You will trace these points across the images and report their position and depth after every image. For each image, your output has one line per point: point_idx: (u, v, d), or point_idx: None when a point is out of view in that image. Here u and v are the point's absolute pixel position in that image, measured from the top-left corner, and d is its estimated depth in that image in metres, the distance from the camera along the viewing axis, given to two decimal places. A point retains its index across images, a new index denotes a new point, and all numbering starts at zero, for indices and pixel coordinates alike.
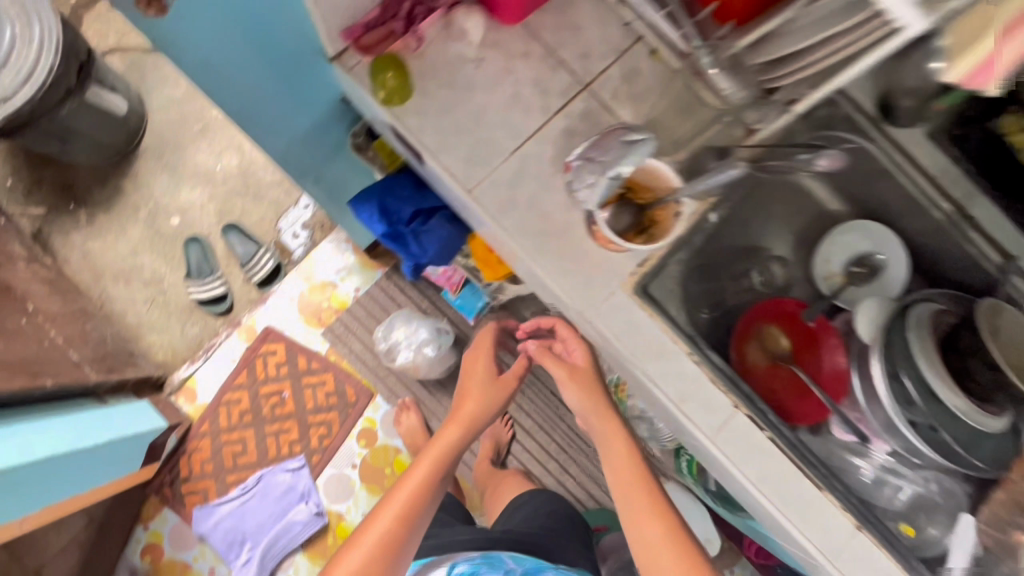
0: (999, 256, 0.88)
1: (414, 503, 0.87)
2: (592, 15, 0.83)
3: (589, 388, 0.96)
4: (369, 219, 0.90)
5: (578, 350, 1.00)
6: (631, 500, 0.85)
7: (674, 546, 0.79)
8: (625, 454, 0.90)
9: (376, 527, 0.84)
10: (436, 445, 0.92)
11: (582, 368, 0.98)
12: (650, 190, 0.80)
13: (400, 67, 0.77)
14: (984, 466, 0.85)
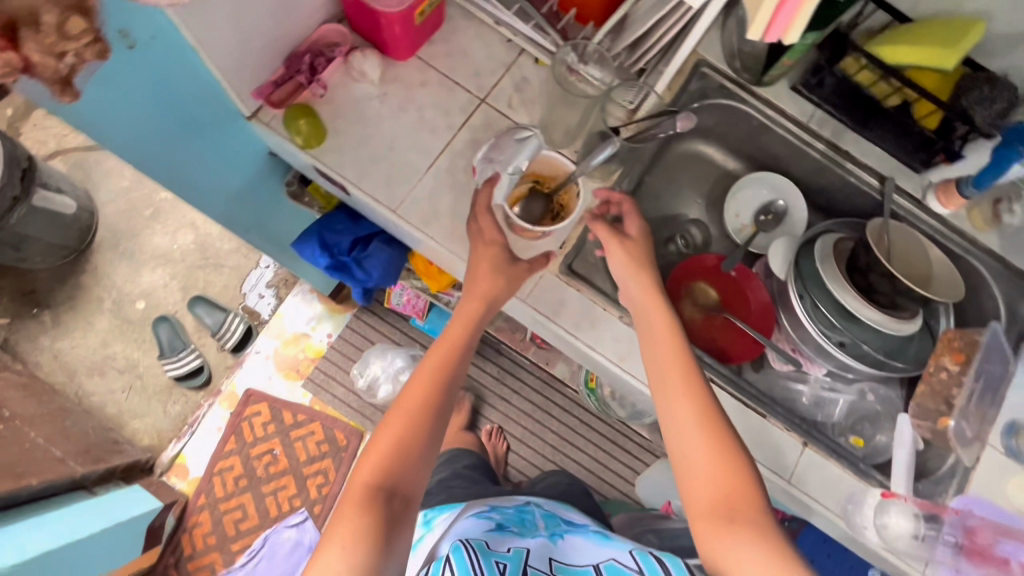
0: (876, 179, 0.99)
1: (435, 390, 0.78)
2: (476, 39, 0.94)
3: (640, 261, 0.82)
4: (313, 256, 0.97)
5: (632, 219, 0.85)
6: (665, 363, 0.76)
7: (699, 417, 0.72)
8: (662, 322, 0.78)
9: (401, 417, 0.74)
10: (475, 289, 0.81)
11: (635, 239, 0.84)
12: (551, 179, 0.89)
13: (310, 113, 0.85)
14: (908, 367, 0.93)
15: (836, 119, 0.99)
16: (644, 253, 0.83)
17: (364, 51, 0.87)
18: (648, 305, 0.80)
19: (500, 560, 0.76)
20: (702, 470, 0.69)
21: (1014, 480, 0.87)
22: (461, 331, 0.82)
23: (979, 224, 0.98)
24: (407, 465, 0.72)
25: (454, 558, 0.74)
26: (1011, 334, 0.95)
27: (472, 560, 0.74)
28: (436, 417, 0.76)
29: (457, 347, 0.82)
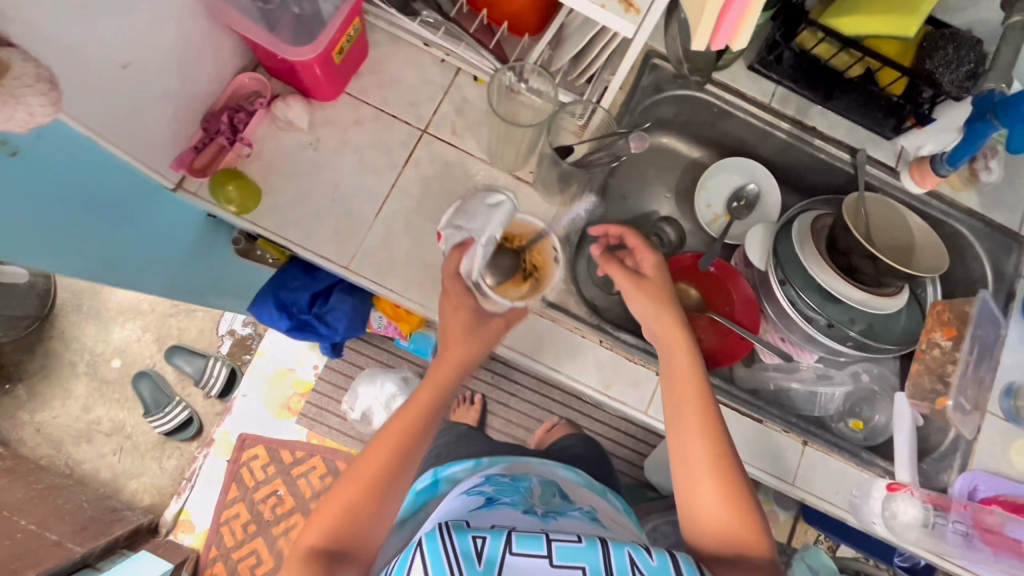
0: (847, 153, 0.94)
1: (411, 444, 0.74)
2: (408, 64, 0.87)
3: (664, 300, 0.80)
4: (272, 318, 0.92)
5: (647, 257, 0.83)
6: (682, 409, 0.73)
7: (713, 467, 0.69)
8: (687, 359, 0.76)
9: (357, 485, 0.71)
10: (448, 351, 0.77)
11: (652, 280, 0.81)
12: (524, 234, 0.78)
13: (239, 175, 0.78)
14: (898, 346, 0.90)
15: (798, 95, 0.94)
16: (668, 294, 0.80)
17: (287, 98, 0.80)
18: (671, 342, 0.77)
19: (479, 535, 0.57)
20: (705, 512, 0.67)
21: (1016, 446, 0.86)
22: (426, 398, 0.77)
23: (956, 184, 0.94)
24: (360, 528, 0.69)
25: (425, 543, 0.56)
26: (999, 295, 0.93)
27: (449, 550, 0.56)
28: (396, 485, 0.72)
29: (421, 415, 0.76)
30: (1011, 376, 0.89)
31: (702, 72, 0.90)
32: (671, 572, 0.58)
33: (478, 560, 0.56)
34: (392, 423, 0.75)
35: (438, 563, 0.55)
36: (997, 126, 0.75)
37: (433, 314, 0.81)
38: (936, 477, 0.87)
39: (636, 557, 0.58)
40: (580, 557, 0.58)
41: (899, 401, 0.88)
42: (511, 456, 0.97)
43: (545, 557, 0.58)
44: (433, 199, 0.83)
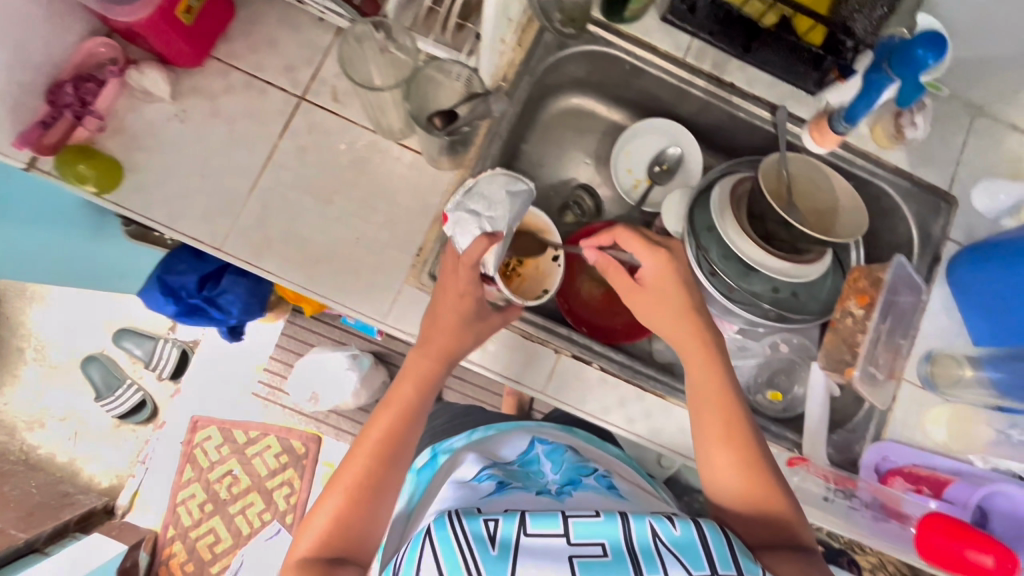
0: (767, 110, 0.88)
1: (399, 436, 0.69)
2: (282, 24, 0.80)
3: (676, 311, 0.73)
4: (159, 303, 0.88)
5: (649, 264, 0.75)
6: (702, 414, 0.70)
7: (742, 468, 0.66)
8: (700, 353, 0.72)
9: (348, 489, 0.65)
10: (433, 343, 0.72)
11: (653, 287, 0.75)
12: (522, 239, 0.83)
13: (94, 154, 0.72)
14: (816, 316, 0.87)
15: (715, 48, 0.88)
16: (673, 297, 0.74)
17: (142, 65, 0.74)
18: (687, 356, 0.73)
19: (490, 518, 0.55)
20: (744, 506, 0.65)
21: (932, 415, 0.83)
22: (409, 391, 0.72)
23: (883, 142, 0.89)
24: (354, 536, 0.64)
25: (433, 530, 0.54)
26: (924, 260, 0.89)
27: (459, 535, 0.54)
28: (390, 487, 0.67)
29: (406, 411, 0.71)
30: (929, 344, 0.86)
31: (576, 22, 0.84)
32: (697, 541, 0.53)
33: (491, 543, 0.54)
34: (377, 419, 0.70)
35: (451, 556, 0.53)
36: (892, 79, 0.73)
37: (314, 295, 0.76)
38: (848, 450, 0.83)
39: (658, 527, 0.55)
40: (600, 533, 0.55)
41: (814, 373, 0.85)
42: (524, 424, 0.96)
43: (562, 535, 0.54)
44: (313, 173, 0.78)
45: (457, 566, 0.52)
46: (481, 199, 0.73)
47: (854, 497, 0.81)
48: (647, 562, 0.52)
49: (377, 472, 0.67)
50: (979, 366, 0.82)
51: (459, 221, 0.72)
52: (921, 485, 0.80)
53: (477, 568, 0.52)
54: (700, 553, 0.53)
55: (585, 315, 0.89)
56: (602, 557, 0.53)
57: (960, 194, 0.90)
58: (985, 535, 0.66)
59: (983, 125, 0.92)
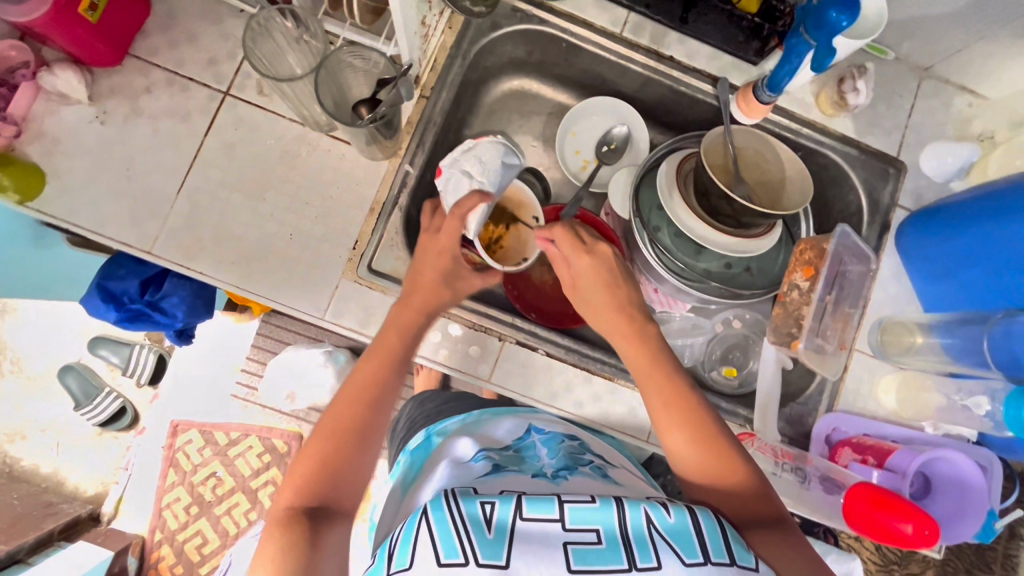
0: (709, 83, 0.86)
1: (382, 380, 0.66)
2: (203, 19, 0.78)
3: (614, 304, 0.73)
4: (100, 309, 0.86)
5: (581, 262, 0.74)
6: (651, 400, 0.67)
7: (700, 448, 0.63)
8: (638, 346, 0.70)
9: (335, 438, 0.61)
10: (416, 296, 0.71)
11: (585, 286, 0.74)
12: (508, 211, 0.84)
13: (13, 162, 0.71)
14: (766, 289, 0.86)
15: (652, 21, 0.86)
16: (604, 295, 0.73)
17: (54, 66, 0.72)
18: (627, 350, 0.71)
19: (487, 500, 0.50)
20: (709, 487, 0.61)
21: (883, 384, 0.83)
22: (395, 340, 0.69)
23: (827, 110, 0.88)
24: (340, 486, 0.59)
25: (429, 510, 0.49)
26: (873, 228, 0.87)
27: (455, 517, 0.48)
28: (376, 434, 0.63)
29: (394, 358, 0.68)
30: (880, 311, 0.85)
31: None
32: (692, 530, 0.50)
33: (487, 527, 0.48)
34: (360, 366, 0.67)
35: (447, 538, 0.47)
36: (811, 43, 0.67)
37: (250, 295, 0.75)
38: (802, 422, 0.83)
39: (652, 514, 0.51)
40: (594, 519, 0.50)
41: (764, 348, 0.84)
42: (514, 409, 0.83)
43: (558, 521, 0.49)
44: (242, 169, 0.76)
45: (452, 550, 0.46)
46: (478, 162, 0.77)
47: (808, 475, 0.80)
48: (640, 550, 0.48)
49: (363, 419, 0.63)
50: (928, 332, 0.81)
51: (451, 179, 0.75)
52: (866, 455, 0.77)
53: (474, 553, 0.46)
54: (694, 540, 0.49)
55: (535, 300, 0.89)
56: (596, 545, 0.48)
57: (909, 159, 0.89)
58: (910, 505, 0.66)
59: (930, 88, 0.90)
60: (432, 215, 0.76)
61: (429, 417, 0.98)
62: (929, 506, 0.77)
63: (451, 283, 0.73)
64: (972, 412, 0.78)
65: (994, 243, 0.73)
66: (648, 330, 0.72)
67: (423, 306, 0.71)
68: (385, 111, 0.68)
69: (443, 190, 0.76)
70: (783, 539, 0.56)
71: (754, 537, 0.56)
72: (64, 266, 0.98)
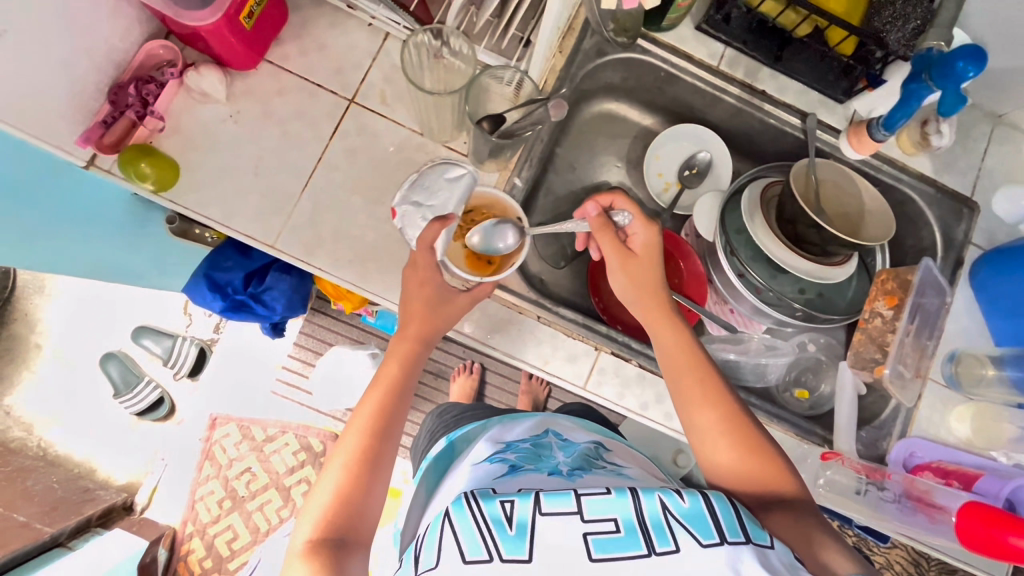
0: (798, 117, 0.91)
1: (387, 406, 0.69)
2: (333, 30, 0.82)
3: (648, 284, 0.74)
4: (206, 298, 0.90)
5: (640, 231, 0.75)
6: (677, 379, 0.69)
7: (725, 428, 0.65)
8: (670, 334, 0.72)
9: (348, 467, 0.63)
10: (409, 326, 0.73)
11: (643, 255, 0.75)
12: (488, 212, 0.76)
13: (155, 154, 0.75)
14: (844, 316, 0.90)
15: (748, 57, 0.91)
16: (654, 269, 0.74)
17: (200, 66, 0.76)
18: (660, 332, 0.73)
19: (506, 499, 0.53)
20: (721, 459, 0.64)
21: (956, 413, 0.87)
22: (394, 372, 0.71)
23: (908, 149, 0.92)
24: (355, 516, 0.61)
25: (451, 512, 0.52)
26: (947, 262, 0.92)
27: (477, 518, 0.52)
28: (383, 462, 0.65)
29: (394, 389, 0.70)
30: (953, 344, 0.89)
31: (629, 32, 0.85)
32: (705, 512, 0.52)
33: (509, 525, 0.51)
34: (365, 399, 0.69)
35: (470, 536, 0.51)
36: (933, 88, 0.74)
37: (363, 292, 0.79)
38: (876, 445, 0.87)
39: (666, 500, 0.53)
40: (610, 508, 0.52)
41: (842, 372, 0.88)
42: (533, 414, 0.91)
43: (576, 512, 0.52)
44: (363, 174, 0.81)
45: (476, 547, 0.50)
46: (424, 191, 0.77)
47: (886, 488, 0.83)
48: (658, 535, 0.50)
49: (371, 445, 0.65)
50: (1000, 364, 0.85)
51: (404, 216, 0.77)
52: (951, 479, 0.80)
53: (497, 550, 0.50)
54: (708, 522, 0.51)
55: (618, 313, 0.92)
56: (616, 534, 0.51)
57: (981, 200, 0.93)
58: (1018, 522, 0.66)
59: (1003, 133, 0.95)
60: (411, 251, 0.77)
61: (452, 426, 1.01)
62: None
63: (437, 308, 0.73)
64: None
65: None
66: (672, 307, 0.74)
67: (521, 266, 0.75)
68: (513, 128, 0.77)
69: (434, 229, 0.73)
70: (802, 519, 0.57)
71: (770, 517, 0.58)
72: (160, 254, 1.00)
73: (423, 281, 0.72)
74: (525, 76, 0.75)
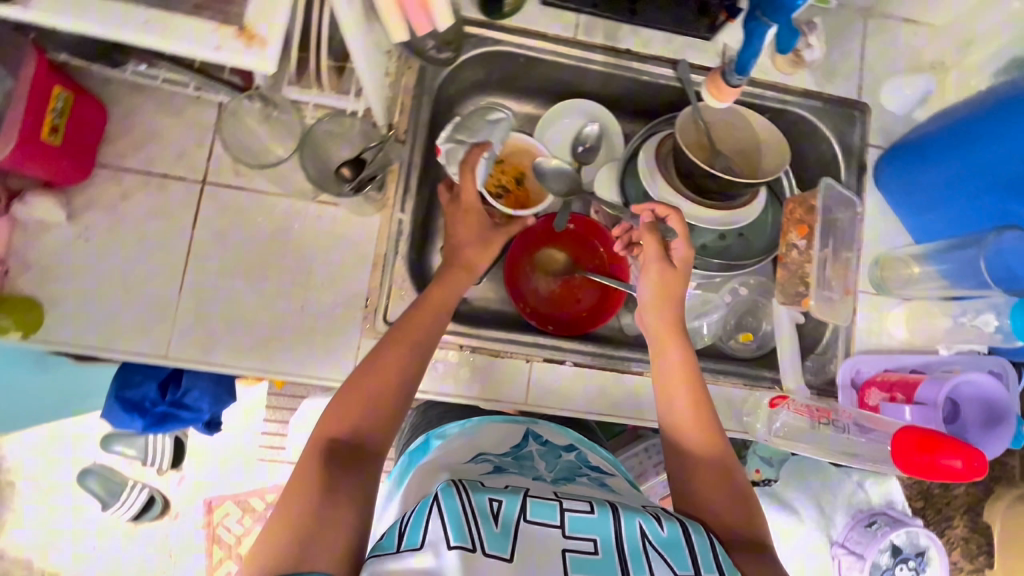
0: (669, 67, 0.88)
1: (429, 328, 0.70)
2: (162, 112, 0.76)
3: (663, 294, 0.74)
4: (125, 420, 0.86)
5: (681, 247, 0.75)
6: (671, 390, 0.70)
7: (709, 459, 0.65)
8: (680, 356, 0.71)
9: (392, 380, 0.64)
10: (457, 255, 0.76)
11: (680, 267, 0.75)
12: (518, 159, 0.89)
13: (7, 300, 0.69)
14: (763, 254, 0.91)
15: (603, 19, 0.87)
16: (676, 287, 0.74)
17: (26, 195, 0.70)
18: (659, 344, 0.73)
19: (495, 497, 0.53)
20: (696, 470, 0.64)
21: (891, 317, 0.87)
22: (441, 296, 0.73)
23: (786, 69, 0.90)
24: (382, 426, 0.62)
25: (440, 495, 0.51)
26: (852, 171, 0.90)
27: (465, 506, 0.51)
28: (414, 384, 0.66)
29: (437, 313, 0.71)
30: (875, 251, 0.89)
31: (452, 44, 0.80)
32: (682, 542, 0.54)
33: (494, 521, 0.51)
34: (414, 316, 0.70)
35: (456, 523, 0.50)
36: (771, 24, 0.67)
37: (274, 375, 0.76)
38: (824, 371, 0.86)
39: (646, 527, 0.54)
40: (592, 529, 0.53)
41: (776, 310, 0.88)
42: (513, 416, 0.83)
43: (558, 527, 0.52)
44: (239, 254, 0.76)
45: (461, 534, 0.49)
46: (466, 129, 0.87)
47: (845, 426, 0.79)
48: (635, 563, 0.51)
49: (407, 373, 0.65)
50: (924, 261, 0.85)
51: (450, 152, 0.81)
52: (894, 392, 0.79)
53: (480, 541, 0.49)
54: (684, 554, 0.53)
55: (549, 312, 0.91)
56: (592, 555, 0.51)
57: (871, 99, 0.92)
58: (960, 443, 0.64)
59: (877, 26, 0.92)
60: (449, 191, 0.80)
61: (427, 424, 0.87)
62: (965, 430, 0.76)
63: (485, 237, 0.79)
64: (982, 330, 0.81)
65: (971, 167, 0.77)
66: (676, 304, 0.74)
67: (440, 300, 0.72)
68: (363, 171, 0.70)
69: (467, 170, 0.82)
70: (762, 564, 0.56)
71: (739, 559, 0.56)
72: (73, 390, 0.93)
73: (467, 212, 0.78)
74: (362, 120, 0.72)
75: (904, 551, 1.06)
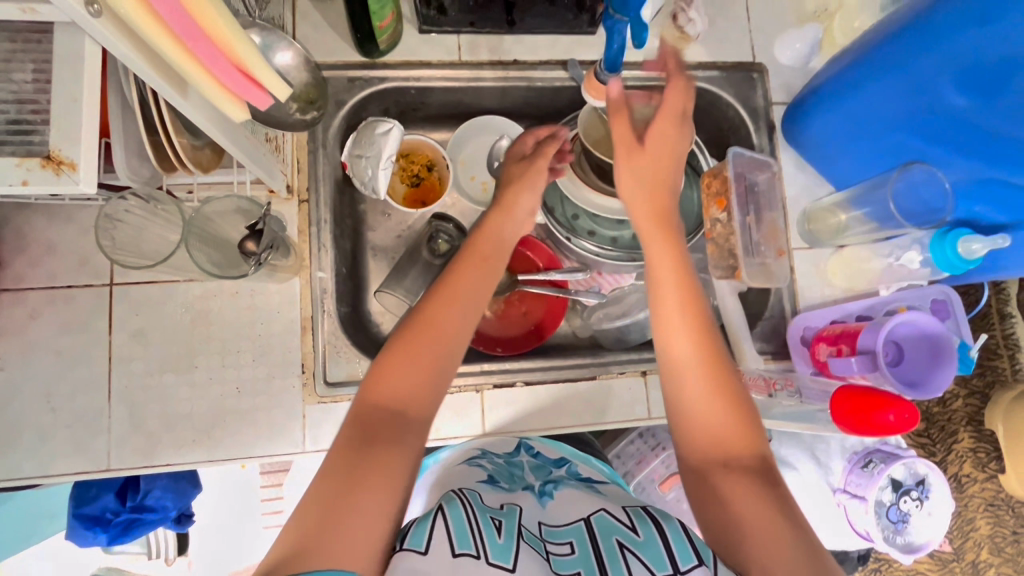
0: (560, 69, 0.88)
1: (466, 292, 0.67)
2: (54, 221, 0.75)
3: (650, 180, 0.69)
4: (90, 536, 0.84)
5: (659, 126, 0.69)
6: (666, 313, 0.65)
7: (705, 372, 0.62)
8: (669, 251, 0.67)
9: (444, 312, 0.64)
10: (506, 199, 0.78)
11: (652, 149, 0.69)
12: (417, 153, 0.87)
13: None
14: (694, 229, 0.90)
15: (485, 35, 0.86)
16: (664, 166, 0.69)
17: None
18: (646, 232, 0.69)
19: (496, 516, 0.56)
20: (696, 415, 0.61)
21: (829, 268, 0.87)
22: (486, 264, 0.71)
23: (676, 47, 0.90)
24: (419, 395, 0.60)
25: (445, 507, 0.53)
26: (762, 132, 0.91)
27: (469, 516, 0.53)
28: (456, 339, 0.63)
29: (483, 272, 0.70)
30: (799, 205, 0.90)
31: (317, 104, 0.70)
32: (658, 539, 0.52)
33: (497, 533, 0.53)
34: (457, 275, 0.68)
35: (461, 531, 0.51)
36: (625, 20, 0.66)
37: (225, 461, 0.74)
38: (776, 334, 0.86)
39: (623, 539, 0.53)
40: (575, 565, 0.52)
41: (716, 285, 0.87)
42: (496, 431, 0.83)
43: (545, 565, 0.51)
44: (161, 350, 0.74)
45: (465, 542, 0.50)
46: (365, 145, 0.82)
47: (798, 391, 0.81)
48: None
49: (457, 329, 0.64)
50: (849, 207, 0.85)
51: (355, 165, 0.81)
52: (839, 345, 0.77)
53: (484, 549, 0.50)
54: (660, 552, 0.51)
55: (496, 336, 0.88)
56: (569, 555, 0.53)
57: (766, 58, 0.92)
58: (889, 396, 0.67)
59: None
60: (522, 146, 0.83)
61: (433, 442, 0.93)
62: (903, 368, 0.75)
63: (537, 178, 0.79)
64: (908, 268, 0.81)
65: (904, 105, 0.70)
66: (672, 214, 0.70)
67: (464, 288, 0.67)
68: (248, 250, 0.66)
69: (369, 177, 0.81)
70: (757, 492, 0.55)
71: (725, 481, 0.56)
72: (35, 523, 0.89)
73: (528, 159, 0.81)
74: (243, 199, 0.69)
75: (904, 483, 1.03)
